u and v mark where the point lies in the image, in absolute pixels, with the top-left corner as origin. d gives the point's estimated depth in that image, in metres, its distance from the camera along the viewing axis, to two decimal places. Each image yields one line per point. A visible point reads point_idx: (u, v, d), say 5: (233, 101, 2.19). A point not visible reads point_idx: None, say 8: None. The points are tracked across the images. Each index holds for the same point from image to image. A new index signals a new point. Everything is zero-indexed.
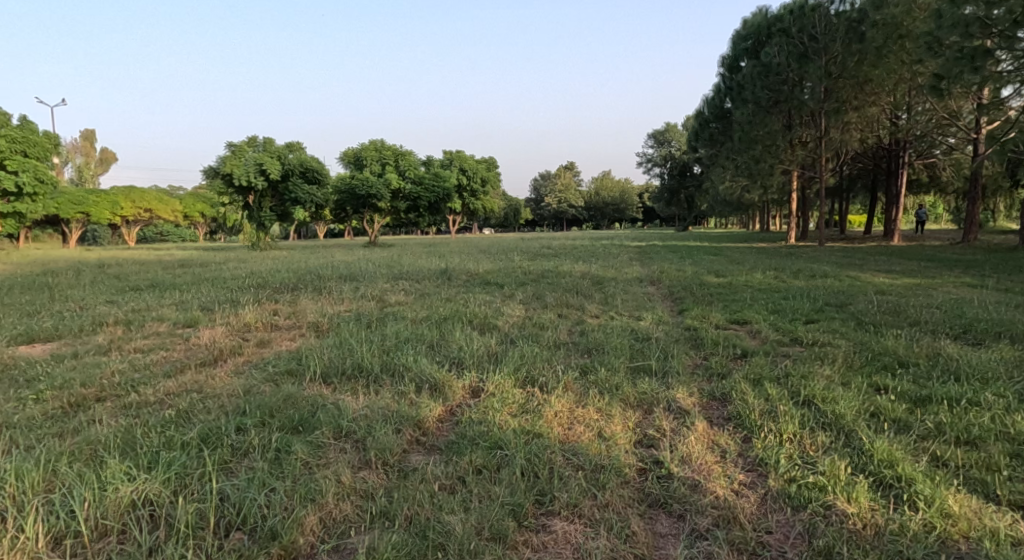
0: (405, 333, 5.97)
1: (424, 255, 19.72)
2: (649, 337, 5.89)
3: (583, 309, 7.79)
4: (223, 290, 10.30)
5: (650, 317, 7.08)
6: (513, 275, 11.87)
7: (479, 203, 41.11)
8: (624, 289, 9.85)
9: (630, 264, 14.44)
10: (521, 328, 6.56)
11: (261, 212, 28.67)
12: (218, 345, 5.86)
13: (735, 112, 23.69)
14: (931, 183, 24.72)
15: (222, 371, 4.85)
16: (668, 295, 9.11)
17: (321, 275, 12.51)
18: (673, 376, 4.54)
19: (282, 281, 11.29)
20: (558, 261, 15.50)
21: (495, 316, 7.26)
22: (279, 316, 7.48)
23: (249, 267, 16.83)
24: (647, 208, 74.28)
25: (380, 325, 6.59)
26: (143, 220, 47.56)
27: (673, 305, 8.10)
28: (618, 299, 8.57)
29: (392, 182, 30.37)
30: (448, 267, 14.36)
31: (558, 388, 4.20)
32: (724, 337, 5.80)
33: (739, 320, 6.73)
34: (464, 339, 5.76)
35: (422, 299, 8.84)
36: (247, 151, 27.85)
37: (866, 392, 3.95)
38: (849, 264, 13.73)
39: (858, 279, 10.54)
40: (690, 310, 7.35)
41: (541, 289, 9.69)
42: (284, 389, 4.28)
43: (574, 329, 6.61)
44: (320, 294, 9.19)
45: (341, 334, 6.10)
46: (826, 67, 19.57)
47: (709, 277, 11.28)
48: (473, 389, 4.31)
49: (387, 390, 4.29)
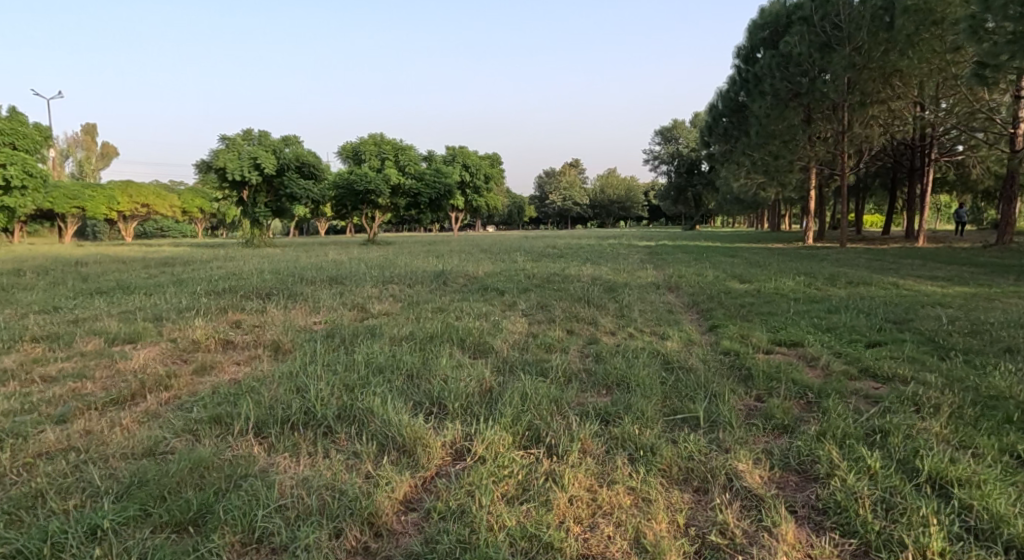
0: (381, 358, 4.83)
1: (422, 255, 18.53)
2: (685, 364, 4.72)
3: (596, 326, 6.60)
4: (190, 295, 9.14)
5: (678, 337, 5.91)
6: (516, 280, 10.66)
7: (482, 200, 39.93)
8: (640, 297, 8.68)
9: (643, 267, 13.20)
10: (522, 350, 5.41)
11: (256, 207, 27.59)
12: (145, 371, 4.68)
13: (750, 105, 22.45)
14: (958, 181, 23.50)
15: (130, 415, 3.65)
16: (691, 306, 7.93)
17: (305, 278, 11.35)
18: (728, 431, 3.39)
19: (259, 285, 10.13)
20: (564, 263, 14.33)
21: (492, 333, 6.09)
22: (238, 332, 6.34)
23: (234, 267, 15.71)
24: (652, 205, 73.01)
25: (354, 346, 5.42)
26: (141, 215, 46.50)
27: (701, 320, 6.92)
28: (636, 312, 7.39)
29: (392, 177, 29.05)
30: (445, 269, 13.22)
31: (574, 453, 3.05)
32: (779, 367, 4.63)
33: (789, 341, 5.56)
34: (453, 367, 4.61)
35: (409, 309, 7.67)
36: (242, 145, 26.61)
37: (1010, 469, 2.80)
38: (884, 268, 12.53)
39: (904, 287, 9.35)
40: (725, 327, 6.21)
41: (547, 297, 8.53)
42: (194, 450, 3.12)
43: (587, 352, 5.45)
44: (295, 302, 8.04)
45: (303, 358, 4.91)
46: (849, 57, 18.30)
47: (733, 283, 10.08)
48: (456, 450, 3.16)
49: (338, 452, 3.14)
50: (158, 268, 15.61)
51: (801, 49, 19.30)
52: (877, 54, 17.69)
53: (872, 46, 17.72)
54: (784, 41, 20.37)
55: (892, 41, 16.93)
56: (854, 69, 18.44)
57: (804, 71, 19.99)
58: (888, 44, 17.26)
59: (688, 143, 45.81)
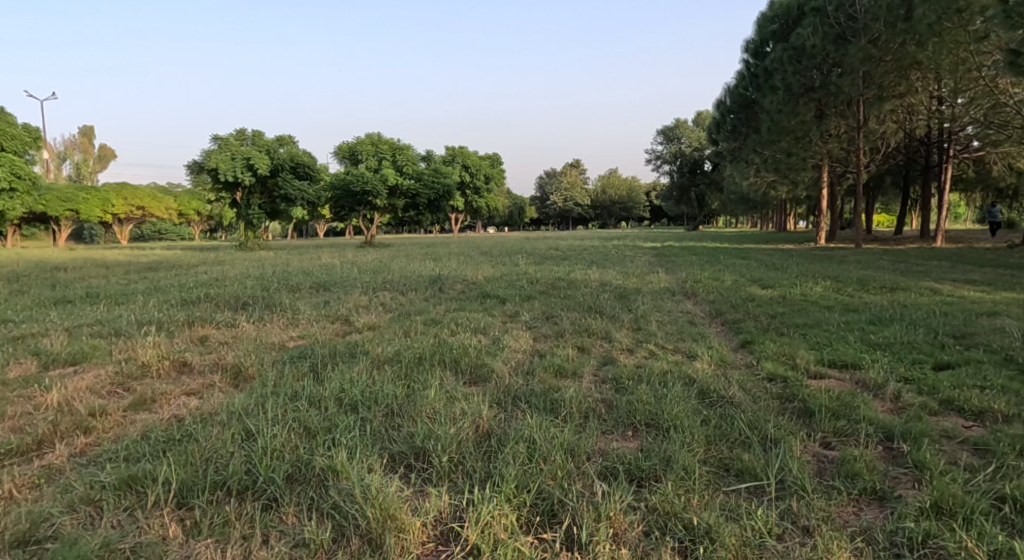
0: (357, 389, 3.97)
1: (419, 257, 17.79)
2: (726, 396, 3.88)
3: (610, 341, 5.78)
4: (161, 305, 8.28)
5: (710, 358, 5.07)
6: (518, 286, 9.81)
7: (482, 201, 39.10)
8: (655, 306, 7.86)
9: (653, 271, 12.38)
10: (527, 375, 4.58)
11: (249, 209, 26.73)
12: (68, 404, 3.85)
13: (761, 100, 21.55)
14: (974, 178, 22.71)
15: (21, 476, 2.84)
16: (715, 317, 7.10)
17: (292, 284, 10.53)
18: (802, 500, 2.60)
19: (239, 293, 9.31)
20: (569, 266, 13.49)
21: (491, 352, 5.23)
22: (200, 352, 5.51)
23: (221, 271, 14.84)
24: (654, 206, 72.03)
25: (326, 372, 4.56)
26: (136, 218, 45.61)
27: (731, 334, 6.08)
28: (654, 323, 6.58)
29: (389, 178, 28.20)
30: (441, 273, 12.44)
31: (609, 547, 2.33)
32: (844, 399, 3.78)
33: (842, 362, 4.72)
34: (444, 403, 3.78)
35: (398, 322, 6.83)
36: (235, 145, 25.82)
37: None
38: (912, 270, 11.70)
39: (945, 292, 8.52)
40: (760, 344, 5.37)
41: (552, 306, 7.71)
42: (86, 542, 2.33)
43: (605, 379, 4.61)
44: (274, 315, 7.22)
45: (263, 391, 4.05)
46: (866, 49, 17.42)
47: (755, 289, 9.25)
48: (442, 533, 2.44)
49: (288, 543, 2.38)
50: (141, 274, 14.80)
51: (814, 41, 18.47)
52: (895, 46, 16.81)
53: (889, 38, 16.81)
54: (796, 33, 19.51)
55: (911, 32, 16.06)
56: (870, 62, 17.58)
57: (817, 64, 19.13)
58: (907, 35, 16.34)
59: (692, 142, 44.83)
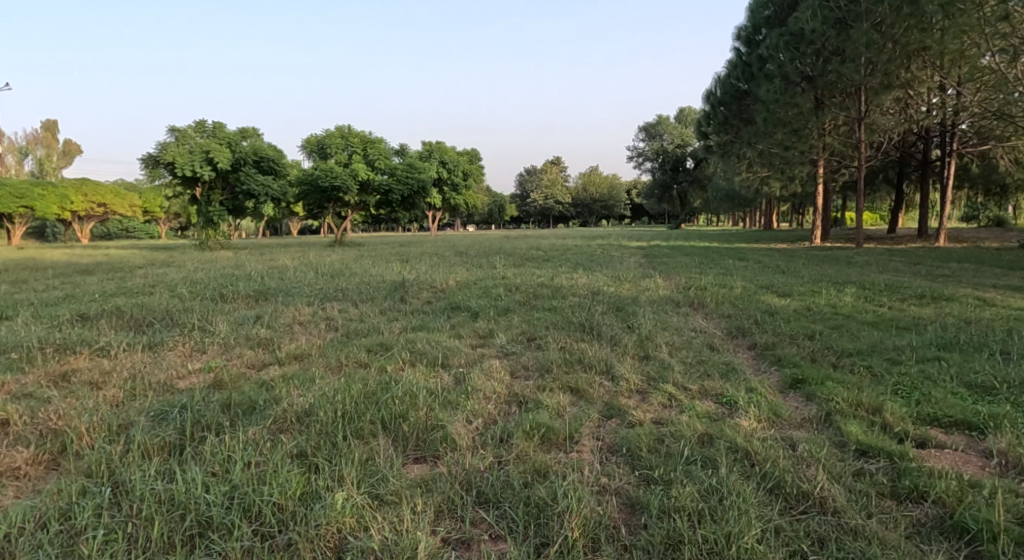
0: (229, 488, 2.49)
1: (389, 258, 16.18)
2: (813, 496, 2.49)
3: (615, 379, 4.33)
4: (47, 322, 6.59)
5: (760, 409, 3.60)
6: (493, 296, 8.29)
7: (460, 198, 37.60)
8: (660, 321, 6.40)
9: (648, 275, 10.96)
10: (500, 446, 3.11)
11: (210, 206, 24.78)
12: None
13: (754, 89, 20.16)
14: (974, 173, 21.69)
15: None
16: (737, 338, 5.66)
17: (227, 294, 8.87)
18: None
19: (159, 306, 7.67)
20: (551, 269, 11.99)
21: (450, 403, 3.72)
22: (39, 398, 3.91)
23: (162, 275, 13.05)
24: (634, 203, 70.70)
25: (196, 446, 3.02)
26: (97, 215, 43.08)
27: (769, 366, 4.63)
28: (666, 349, 5.14)
29: (360, 173, 26.39)
30: (405, 278, 10.91)
31: None
32: (1000, 495, 2.42)
33: (950, 420, 3.32)
34: (378, 522, 2.36)
35: (335, 348, 5.27)
36: (192, 137, 23.95)
37: None
38: (938, 274, 10.40)
39: (997, 302, 7.18)
40: (819, 386, 3.94)
41: (533, 323, 6.25)
42: None
43: (616, 452, 3.15)
44: (180, 338, 5.63)
45: (71, 487, 2.51)
46: (869, 34, 16.09)
47: (772, 299, 7.89)
48: None
49: None
50: (70, 277, 12.93)
51: (813, 26, 17.13)
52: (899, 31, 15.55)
53: (894, 21, 15.54)
54: (793, 17, 18.11)
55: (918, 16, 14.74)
56: (874, 48, 16.25)
57: (817, 50, 17.77)
58: (913, 19, 15.09)
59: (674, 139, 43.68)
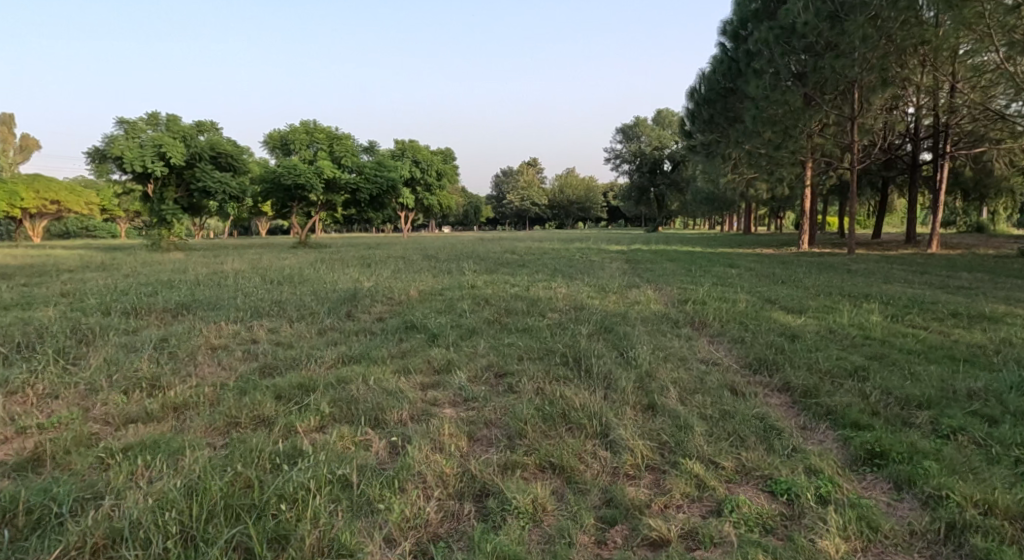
0: None
1: (350, 263, 14.65)
2: None
3: (617, 447, 3.06)
4: None
5: (836, 514, 2.39)
6: (458, 312, 6.94)
7: (434, 199, 36.05)
8: (662, 348, 5.14)
9: (636, 286, 9.69)
10: None
11: (163, 204, 22.89)
12: None
13: (742, 86, 19.06)
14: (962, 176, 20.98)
15: None
16: (761, 374, 4.43)
17: (138, 309, 7.34)
18: None
19: (42, 325, 6.15)
20: (526, 277, 10.65)
21: (370, 505, 2.43)
22: None
23: (84, 282, 11.34)
24: (612, 205, 69.60)
25: None
26: (50, 213, 40.44)
27: (821, 424, 3.40)
28: (677, 394, 3.88)
29: (326, 171, 24.57)
30: (359, 288, 9.45)
31: None
32: None
33: None
34: None
35: (238, 392, 3.92)
36: (143, 130, 22.07)
37: None
38: (956, 286, 9.34)
39: None
40: (910, 467, 2.71)
41: (502, 352, 4.92)
42: None
43: None
44: (31, 376, 4.18)
45: None
46: (865, 27, 15.05)
47: (785, 317, 6.70)
48: None
49: None
50: None
51: (805, 19, 16.02)
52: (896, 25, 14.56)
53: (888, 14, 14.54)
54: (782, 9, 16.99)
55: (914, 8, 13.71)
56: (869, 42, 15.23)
57: (808, 44, 16.69)
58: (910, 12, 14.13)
59: (651, 141, 42.63)
